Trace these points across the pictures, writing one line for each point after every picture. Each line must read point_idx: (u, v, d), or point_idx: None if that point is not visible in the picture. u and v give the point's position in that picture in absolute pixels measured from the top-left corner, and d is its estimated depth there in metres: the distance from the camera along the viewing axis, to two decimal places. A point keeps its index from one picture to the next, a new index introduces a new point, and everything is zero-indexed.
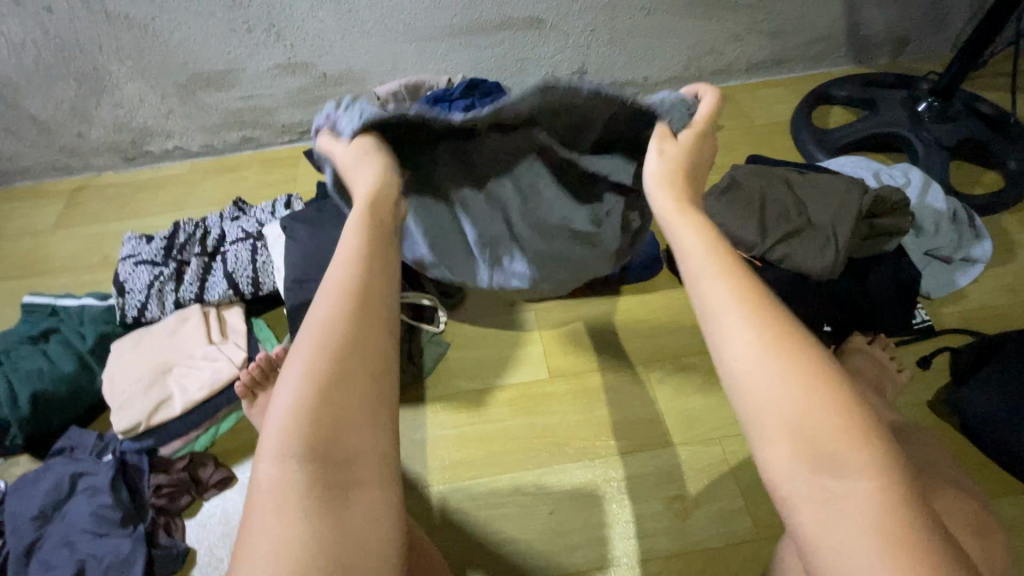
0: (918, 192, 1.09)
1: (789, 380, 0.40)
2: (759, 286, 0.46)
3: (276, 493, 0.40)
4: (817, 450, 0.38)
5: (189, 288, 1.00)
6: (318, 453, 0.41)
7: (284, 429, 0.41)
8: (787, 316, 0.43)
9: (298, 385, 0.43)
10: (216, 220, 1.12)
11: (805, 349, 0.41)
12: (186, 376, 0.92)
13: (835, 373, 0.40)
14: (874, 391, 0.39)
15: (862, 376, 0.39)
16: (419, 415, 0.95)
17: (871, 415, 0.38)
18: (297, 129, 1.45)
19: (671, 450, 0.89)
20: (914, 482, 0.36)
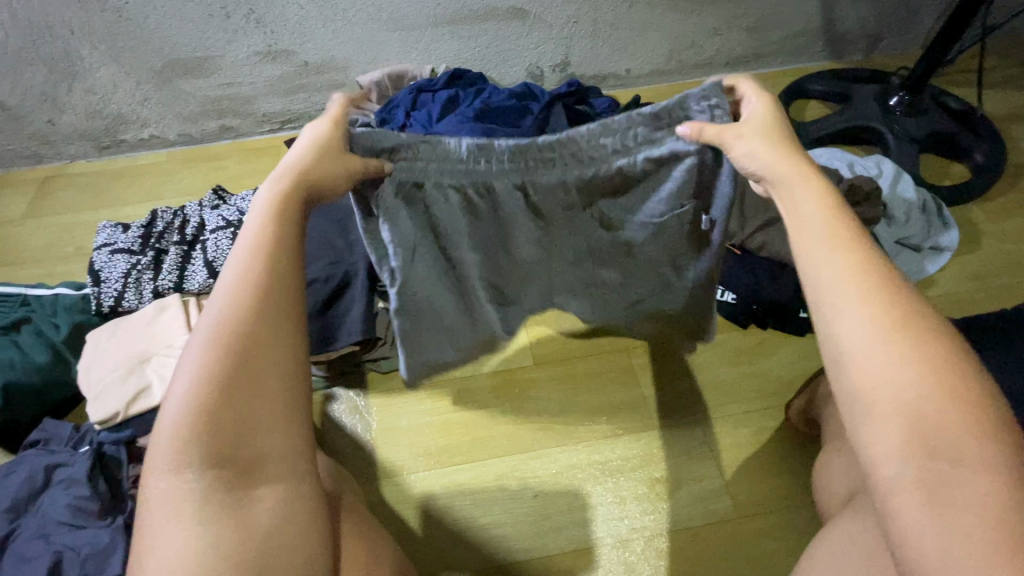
0: (890, 182, 1.12)
1: (863, 376, 0.40)
2: (815, 275, 0.44)
3: (172, 500, 0.41)
4: (885, 444, 0.38)
5: (167, 277, 0.98)
6: (220, 460, 0.42)
7: (174, 442, 0.41)
8: (843, 308, 0.42)
9: (184, 388, 0.42)
10: (196, 208, 1.10)
11: (866, 343, 0.40)
12: (165, 366, 0.90)
13: (899, 370, 0.38)
14: (942, 383, 0.38)
15: (920, 369, 0.38)
16: (405, 402, 0.95)
17: (926, 402, 0.37)
18: (277, 118, 1.43)
19: (655, 433, 0.91)
20: (980, 471, 0.36)
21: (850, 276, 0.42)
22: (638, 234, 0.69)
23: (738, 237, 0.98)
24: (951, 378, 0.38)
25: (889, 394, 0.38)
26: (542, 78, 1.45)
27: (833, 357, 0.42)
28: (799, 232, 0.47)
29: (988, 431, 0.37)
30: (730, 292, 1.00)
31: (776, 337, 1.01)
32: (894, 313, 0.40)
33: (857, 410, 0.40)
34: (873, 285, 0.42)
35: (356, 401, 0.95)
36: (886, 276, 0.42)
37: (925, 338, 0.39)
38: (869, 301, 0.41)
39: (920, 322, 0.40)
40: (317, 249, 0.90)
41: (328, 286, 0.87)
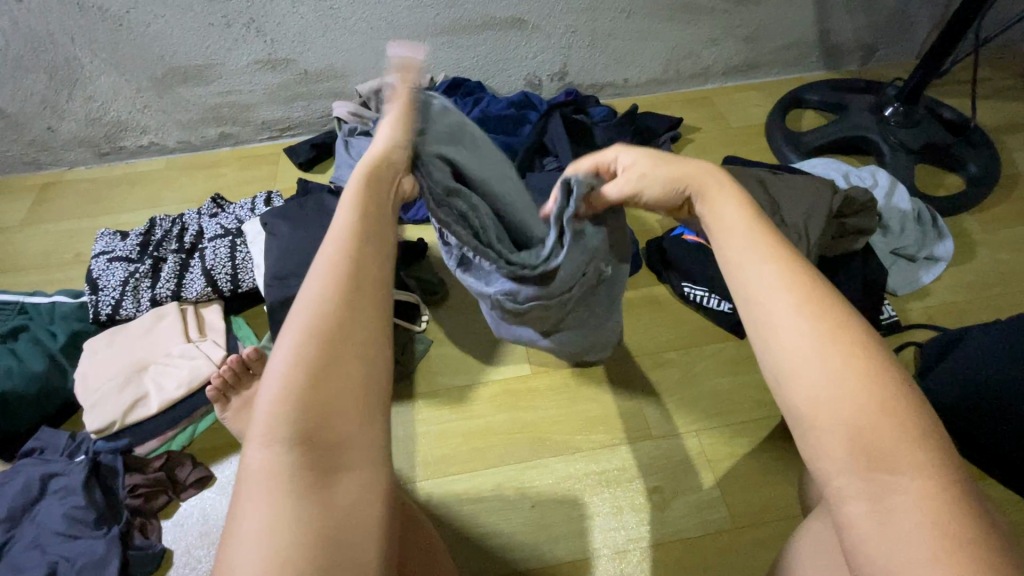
0: (884, 193, 1.13)
1: (805, 387, 0.38)
2: (747, 289, 0.44)
3: (267, 477, 0.37)
4: (830, 455, 0.37)
5: (165, 285, 0.98)
6: (304, 440, 0.38)
7: (270, 416, 0.38)
8: (776, 321, 0.41)
9: (278, 364, 0.39)
10: (194, 216, 1.10)
11: (799, 355, 0.39)
12: (163, 375, 0.90)
13: (836, 376, 0.37)
14: (878, 389, 0.37)
15: (856, 374, 0.37)
16: (402, 412, 0.95)
17: (868, 408, 0.36)
18: (276, 125, 1.43)
19: (651, 443, 0.91)
20: (918, 474, 0.35)
21: (784, 287, 0.42)
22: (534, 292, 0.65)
23: None
24: (887, 380, 0.37)
25: (832, 403, 0.37)
26: (540, 87, 1.46)
27: (771, 369, 0.41)
28: (730, 246, 0.46)
29: (918, 435, 0.36)
30: (727, 301, 1.01)
31: None
32: (824, 321, 0.40)
33: (799, 422, 0.38)
34: (805, 293, 0.41)
35: None
36: (814, 285, 0.42)
37: (855, 344, 0.39)
38: (803, 311, 0.40)
39: (853, 329, 0.39)
40: (317, 258, 0.91)
41: None
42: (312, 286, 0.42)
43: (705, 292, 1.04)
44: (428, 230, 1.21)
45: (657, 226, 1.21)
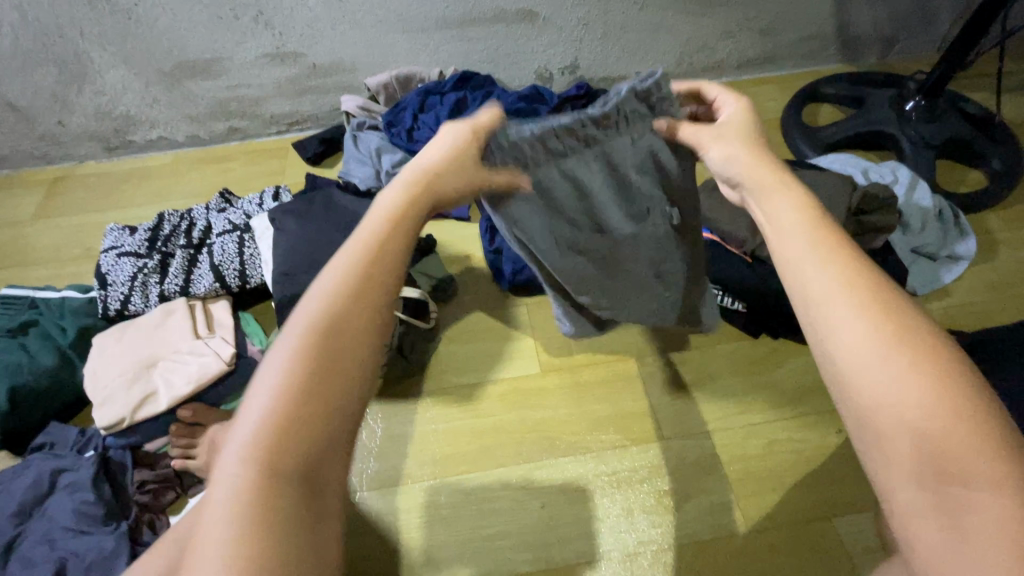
0: (905, 189, 1.10)
1: (870, 391, 0.36)
2: (802, 289, 0.41)
3: (235, 502, 0.33)
4: (895, 464, 0.34)
5: (174, 281, 0.98)
6: (285, 465, 0.34)
7: (253, 432, 0.34)
8: (833, 320, 0.39)
9: (272, 378, 0.36)
10: (203, 211, 1.10)
11: (860, 354, 0.37)
12: (171, 371, 0.90)
13: (900, 381, 0.35)
14: (950, 393, 0.34)
15: (922, 378, 0.35)
16: (410, 410, 0.94)
17: (939, 412, 0.33)
18: (285, 120, 1.43)
19: (663, 444, 0.89)
20: (1001, 488, 0.31)
21: (840, 288, 0.39)
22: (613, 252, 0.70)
23: (750, 244, 0.99)
24: (960, 383, 0.34)
25: (899, 405, 0.34)
26: (551, 81, 1.44)
27: (831, 373, 0.38)
28: (783, 245, 0.44)
29: (998, 445, 0.32)
30: (741, 300, 0.99)
31: (786, 348, 1.00)
32: (888, 323, 0.37)
33: (862, 431, 0.36)
34: (864, 291, 0.39)
35: None
36: (874, 284, 0.40)
37: (921, 344, 0.36)
38: (862, 311, 0.38)
39: (918, 329, 0.37)
40: (325, 255, 0.90)
41: None
42: (326, 296, 0.39)
43: (719, 291, 1.02)
44: (436, 226, 1.21)
45: None
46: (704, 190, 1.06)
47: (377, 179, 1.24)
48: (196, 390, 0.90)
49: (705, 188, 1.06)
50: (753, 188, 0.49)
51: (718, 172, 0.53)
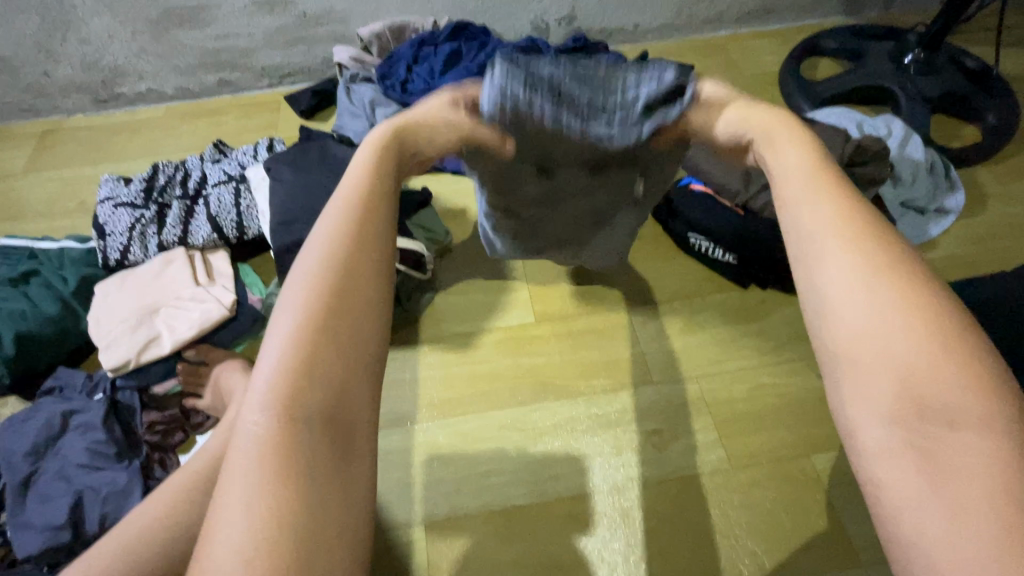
0: (898, 143, 1.09)
1: (853, 328, 0.35)
2: (798, 228, 0.41)
3: (263, 447, 0.32)
4: (873, 399, 0.33)
5: (172, 231, 0.98)
6: (322, 408, 0.34)
7: (278, 377, 0.34)
8: (826, 261, 0.38)
9: (285, 327, 0.37)
10: (197, 162, 1.09)
11: (845, 291, 0.37)
12: (175, 317, 0.92)
13: (892, 314, 0.35)
14: (938, 333, 0.33)
15: (914, 313, 0.34)
16: (408, 356, 0.97)
17: (918, 346, 0.33)
18: (277, 72, 1.40)
19: (652, 387, 0.93)
20: (979, 426, 0.31)
21: (837, 226, 0.39)
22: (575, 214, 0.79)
23: (742, 197, 1.02)
24: (949, 321, 0.34)
25: (884, 342, 0.34)
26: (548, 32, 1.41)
27: (816, 311, 0.38)
28: (782, 188, 0.44)
29: (981, 380, 0.32)
30: (731, 253, 1.03)
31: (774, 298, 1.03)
32: (878, 258, 0.37)
33: (840, 368, 0.35)
34: (853, 229, 0.39)
35: None
36: (870, 225, 0.39)
37: (907, 281, 0.36)
38: (851, 249, 0.38)
39: (909, 268, 0.36)
40: (321, 205, 0.90)
41: None
42: (321, 246, 0.40)
43: (711, 244, 1.05)
44: (432, 179, 1.22)
45: (665, 177, 1.21)
46: None
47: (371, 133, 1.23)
48: (198, 336, 0.92)
49: None
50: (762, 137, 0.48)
51: (724, 133, 0.52)
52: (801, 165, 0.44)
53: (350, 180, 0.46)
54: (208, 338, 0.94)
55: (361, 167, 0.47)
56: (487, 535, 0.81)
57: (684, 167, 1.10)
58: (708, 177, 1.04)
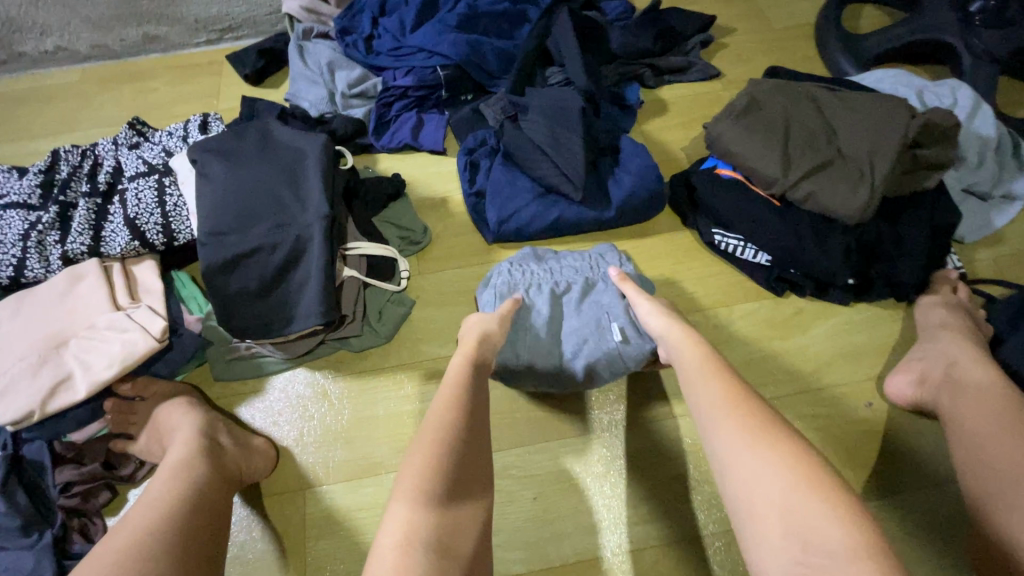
0: (965, 114, 0.91)
1: (737, 467, 0.51)
2: (702, 404, 0.57)
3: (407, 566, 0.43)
4: (762, 532, 0.47)
5: (78, 239, 0.78)
6: (451, 525, 0.48)
7: (412, 507, 0.47)
8: (717, 425, 0.54)
9: (416, 471, 0.50)
10: (110, 147, 0.89)
11: (738, 450, 0.52)
12: (89, 350, 0.75)
13: (770, 472, 0.49)
14: (800, 469, 0.48)
15: (778, 462, 0.49)
16: (381, 387, 0.82)
17: (792, 487, 0.47)
18: (214, 25, 1.15)
19: (671, 423, 0.79)
20: (855, 562, 0.42)
21: (718, 395, 0.56)
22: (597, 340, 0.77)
23: (780, 185, 0.84)
24: (807, 463, 0.49)
25: (761, 482, 0.49)
26: None
27: (724, 476, 0.52)
28: (690, 377, 0.60)
29: (844, 510, 0.45)
30: (765, 253, 0.87)
31: (808, 308, 0.88)
32: (751, 419, 0.53)
33: (737, 506, 0.50)
34: (724, 389, 0.57)
35: (324, 384, 0.82)
36: (745, 394, 0.56)
37: (776, 437, 0.51)
38: (734, 412, 0.54)
39: (779, 429, 0.52)
40: (263, 208, 0.71)
41: (275, 257, 0.70)
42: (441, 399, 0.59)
43: (740, 242, 0.89)
44: (406, 161, 1.02)
45: (682, 158, 1.02)
46: (730, 115, 0.90)
47: (332, 103, 1.02)
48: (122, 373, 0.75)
49: (730, 113, 0.90)
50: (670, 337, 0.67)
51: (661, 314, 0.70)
52: (686, 340, 0.65)
53: (455, 369, 0.63)
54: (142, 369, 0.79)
55: (465, 357, 0.65)
56: None
57: (709, 146, 0.91)
58: (740, 161, 0.87)
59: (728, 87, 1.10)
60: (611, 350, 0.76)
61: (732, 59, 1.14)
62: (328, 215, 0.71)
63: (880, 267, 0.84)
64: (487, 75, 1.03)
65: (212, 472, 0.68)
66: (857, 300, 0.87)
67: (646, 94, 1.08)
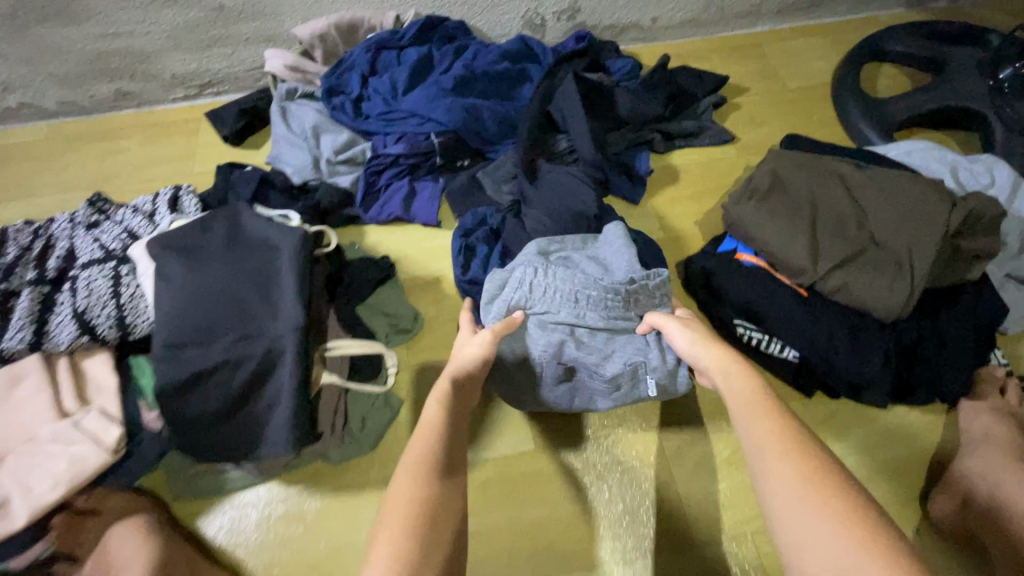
0: (1003, 194, 0.85)
1: (785, 522, 0.42)
2: (746, 441, 0.48)
3: None
4: None
5: (17, 334, 0.69)
6: None
7: None
8: (765, 469, 0.45)
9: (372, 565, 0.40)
10: (65, 226, 0.79)
11: (788, 502, 0.42)
12: (27, 470, 0.62)
13: (827, 535, 0.40)
14: (857, 534, 0.39)
15: (836, 521, 0.40)
16: (365, 506, 0.72)
17: (850, 554, 0.38)
18: (192, 81, 1.08)
19: (687, 553, 0.71)
20: None
21: (766, 436, 0.47)
22: (623, 355, 0.69)
23: (809, 277, 0.76)
24: (869, 526, 0.40)
25: (812, 546, 0.40)
26: (544, 29, 1.10)
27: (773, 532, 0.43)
28: (735, 406, 0.52)
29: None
30: (793, 350, 0.78)
31: (840, 411, 0.80)
32: (803, 464, 0.44)
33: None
34: (772, 428, 0.48)
35: (299, 502, 0.72)
36: (799, 432, 0.47)
37: (831, 490, 0.42)
38: (782, 454, 0.45)
39: (837, 476, 0.43)
40: (229, 316, 0.62)
41: (240, 375, 0.61)
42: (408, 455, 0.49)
43: (763, 335, 0.80)
44: (396, 234, 0.94)
45: (696, 232, 0.95)
46: (750, 196, 0.82)
47: (316, 170, 0.94)
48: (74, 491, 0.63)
49: (751, 193, 0.82)
50: (712, 362, 0.58)
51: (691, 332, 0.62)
52: (731, 365, 0.56)
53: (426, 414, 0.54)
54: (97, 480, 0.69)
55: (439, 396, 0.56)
56: None
57: (728, 228, 0.84)
58: (764, 248, 0.79)
59: (743, 153, 1.03)
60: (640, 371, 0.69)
61: (747, 121, 1.07)
62: (302, 325, 0.62)
63: (921, 369, 0.76)
64: (485, 140, 0.96)
65: None
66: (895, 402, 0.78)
67: (656, 161, 1.01)
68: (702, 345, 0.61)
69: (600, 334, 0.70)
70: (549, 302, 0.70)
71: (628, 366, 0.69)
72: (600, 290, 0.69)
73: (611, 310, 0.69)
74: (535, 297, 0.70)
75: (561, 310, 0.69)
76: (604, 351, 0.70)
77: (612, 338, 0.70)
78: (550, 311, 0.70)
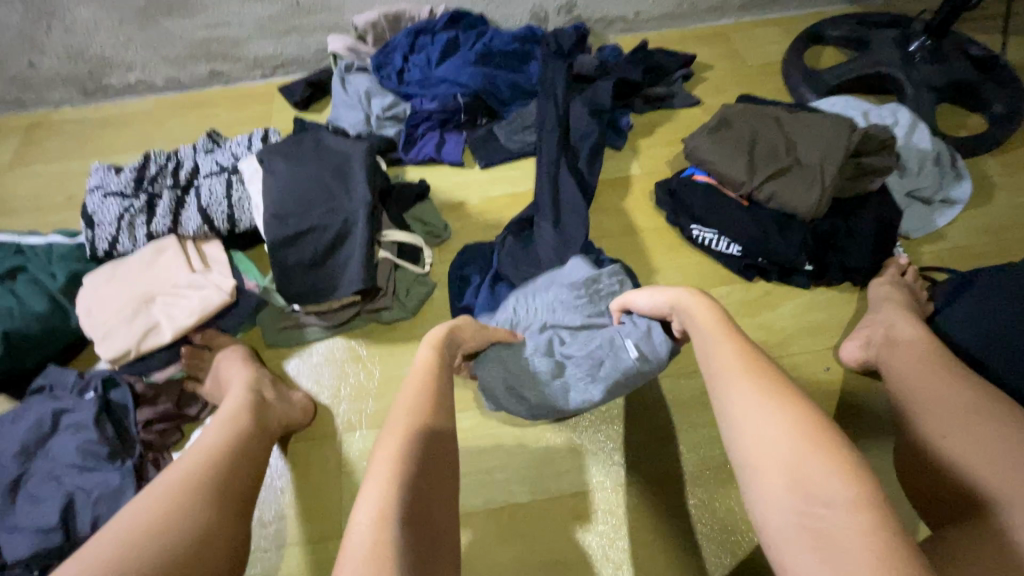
0: (905, 132, 1.08)
1: (745, 424, 0.54)
2: (717, 366, 0.61)
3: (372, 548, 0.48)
4: (766, 483, 0.50)
5: (161, 220, 0.95)
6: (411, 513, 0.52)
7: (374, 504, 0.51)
8: (732, 387, 0.58)
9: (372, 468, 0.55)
10: (190, 152, 1.06)
11: (749, 409, 0.55)
12: (171, 306, 0.89)
13: (780, 428, 0.52)
14: (804, 427, 0.52)
15: (786, 417, 0.53)
16: (408, 353, 0.96)
17: (794, 438, 0.51)
18: (269, 63, 1.37)
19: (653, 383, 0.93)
20: (856, 511, 0.45)
21: (734, 361, 0.60)
22: (602, 337, 0.85)
23: (746, 187, 1.00)
24: (812, 419, 0.53)
25: (763, 436, 0.52)
26: (547, 21, 1.38)
27: (732, 431, 0.56)
28: (707, 344, 0.64)
29: (845, 464, 0.49)
30: (736, 244, 1.01)
31: (776, 293, 1.02)
32: (764, 382, 0.57)
33: (744, 466, 0.53)
34: (737, 357, 0.61)
35: (358, 350, 0.97)
36: (758, 358, 0.61)
37: (785, 398, 0.55)
38: (746, 374, 0.58)
39: (789, 389, 0.56)
40: (318, 199, 0.88)
41: (325, 237, 0.86)
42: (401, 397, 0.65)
43: (715, 235, 1.03)
44: (430, 171, 1.20)
45: (666, 169, 1.19)
46: (704, 132, 1.07)
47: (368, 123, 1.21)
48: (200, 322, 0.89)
49: (705, 130, 1.07)
50: (687, 307, 0.71)
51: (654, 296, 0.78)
52: (703, 308, 0.70)
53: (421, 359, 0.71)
54: (213, 324, 0.94)
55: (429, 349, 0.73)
56: (491, 535, 0.82)
57: (688, 157, 1.08)
58: (712, 167, 1.03)
59: (707, 113, 1.28)
60: (619, 347, 0.82)
61: (712, 89, 1.32)
62: (370, 204, 0.87)
63: (833, 255, 0.99)
64: (500, 100, 1.23)
65: (259, 423, 0.79)
66: (817, 284, 1.01)
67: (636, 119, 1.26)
68: (678, 296, 0.74)
69: (581, 332, 0.88)
70: (535, 316, 0.90)
71: (606, 342, 0.83)
72: (570, 298, 0.89)
73: (581, 307, 0.88)
74: (524, 314, 0.91)
75: (546, 322, 0.89)
76: (587, 340, 0.86)
77: (591, 329, 0.87)
78: (538, 325, 0.90)
